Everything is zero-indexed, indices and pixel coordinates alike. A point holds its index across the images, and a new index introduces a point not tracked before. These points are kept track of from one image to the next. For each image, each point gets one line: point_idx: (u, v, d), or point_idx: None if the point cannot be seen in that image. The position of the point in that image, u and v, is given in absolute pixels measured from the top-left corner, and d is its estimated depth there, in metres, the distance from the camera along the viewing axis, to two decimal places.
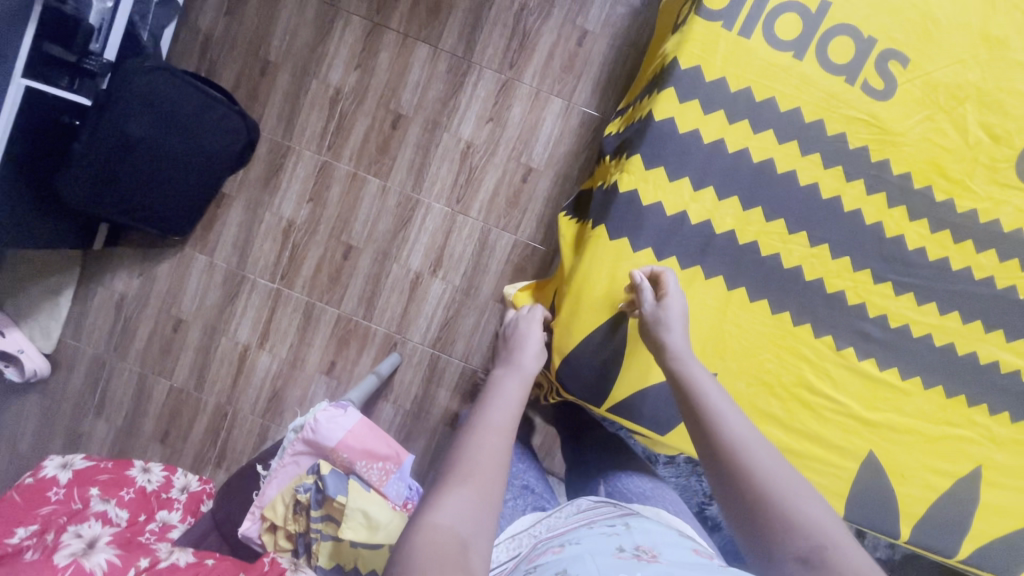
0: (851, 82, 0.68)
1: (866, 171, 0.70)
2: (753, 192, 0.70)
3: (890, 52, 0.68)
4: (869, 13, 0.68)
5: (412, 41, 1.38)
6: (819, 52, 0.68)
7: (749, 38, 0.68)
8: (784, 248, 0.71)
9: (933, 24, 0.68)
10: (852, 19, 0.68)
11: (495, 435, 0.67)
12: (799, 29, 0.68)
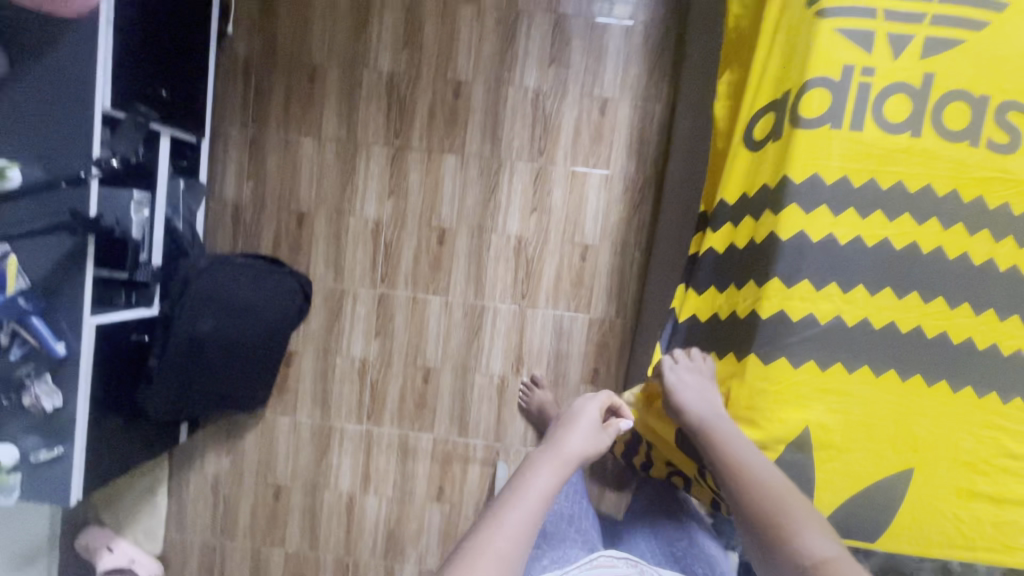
0: (976, 144, 0.66)
1: (1013, 227, 0.67)
2: (905, 277, 0.67)
3: (1007, 103, 0.65)
4: (978, 70, 0.65)
5: (438, 155, 1.38)
6: (934, 124, 0.66)
7: (860, 131, 0.66)
8: (949, 324, 0.68)
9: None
10: (961, 82, 0.65)
11: (518, 507, 0.63)
12: (907, 108, 0.66)
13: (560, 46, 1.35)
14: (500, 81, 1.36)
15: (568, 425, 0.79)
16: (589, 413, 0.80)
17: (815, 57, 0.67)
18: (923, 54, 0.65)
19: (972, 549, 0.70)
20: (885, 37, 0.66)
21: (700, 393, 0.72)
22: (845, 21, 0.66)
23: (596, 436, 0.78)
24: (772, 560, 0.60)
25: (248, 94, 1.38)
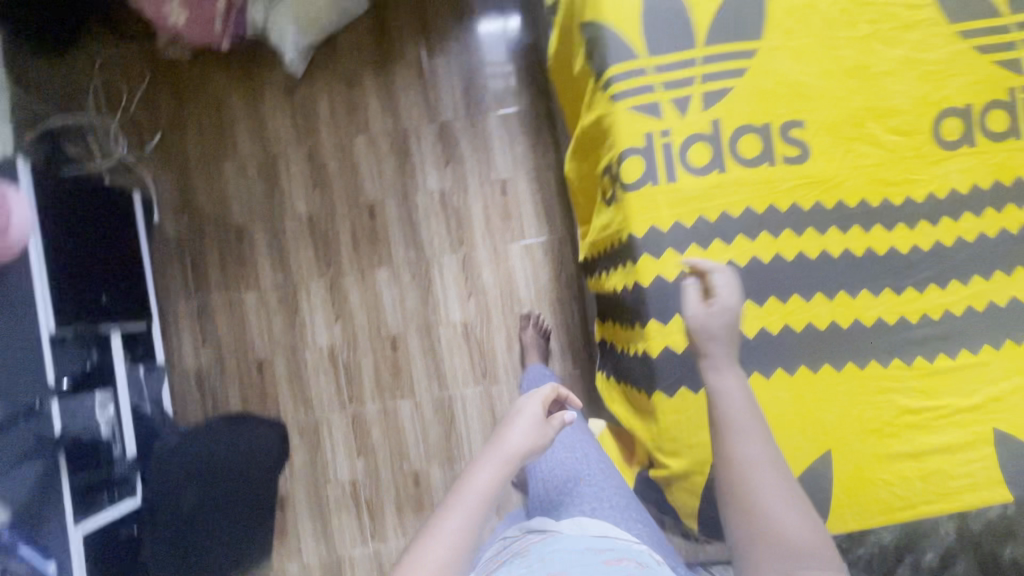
0: (773, 163, 0.77)
1: (831, 219, 0.77)
2: (759, 288, 0.77)
3: (785, 123, 0.77)
4: (752, 105, 0.77)
5: (370, 272, 1.48)
6: (733, 158, 0.77)
7: (676, 180, 0.77)
8: (811, 316, 0.77)
9: (802, 83, 0.78)
10: (742, 119, 0.77)
11: (456, 515, 0.63)
12: (706, 151, 0.77)
13: (450, 147, 1.50)
14: (406, 192, 1.49)
15: (509, 425, 0.76)
16: (528, 410, 0.77)
17: (620, 132, 0.78)
18: (704, 105, 0.77)
19: (908, 507, 0.75)
20: (669, 101, 0.78)
21: (716, 326, 0.72)
22: (633, 98, 0.78)
23: (534, 429, 0.75)
24: (752, 540, 0.65)
25: (185, 270, 1.49)
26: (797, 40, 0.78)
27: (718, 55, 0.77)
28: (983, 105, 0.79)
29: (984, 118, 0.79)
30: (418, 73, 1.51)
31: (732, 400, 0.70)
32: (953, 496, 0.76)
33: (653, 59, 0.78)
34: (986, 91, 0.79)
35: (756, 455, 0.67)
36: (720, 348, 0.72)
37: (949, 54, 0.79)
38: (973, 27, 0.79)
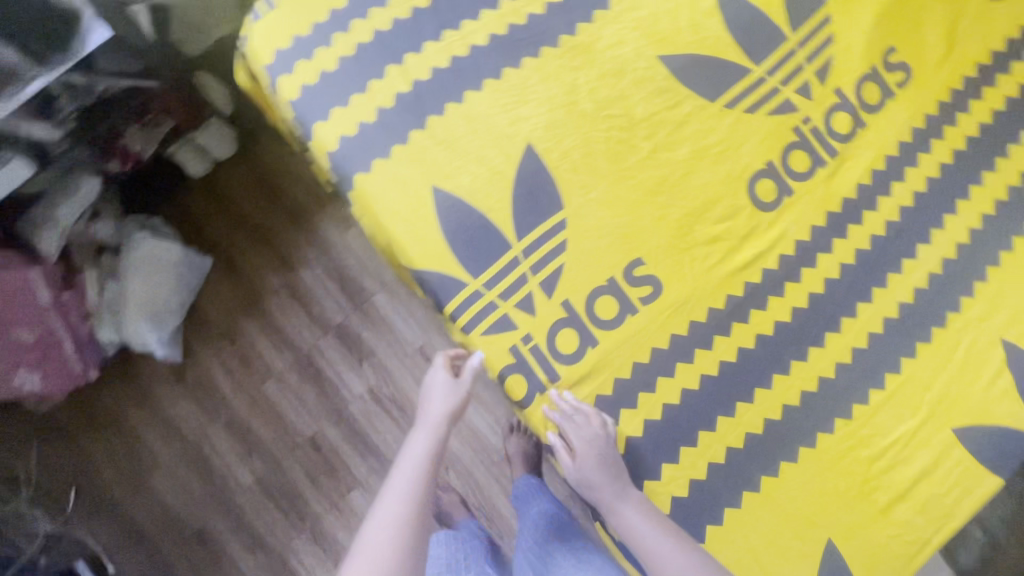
0: (634, 312, 0.77)
1: (712, 328, 0.78)
2: (687, 429, 0.76)
3: (627, 269, 0.78)
4: (588, 270, 0.78)
5: (344, 502, 1.40)
6: (601, 325, 0.77)
7: (561, 377, 0.76)
8: (745, 426, 0.76)
9: (617, 228, 0.79)
10: (587, 288, 0.77)
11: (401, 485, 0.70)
12: (572, 334, 0.76)
13: (356, 344, 1.45)
14: (337, 407, 1.43)
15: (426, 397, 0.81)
16: (436, 375, 0.81)
17: (490, 358, 0.76)
18: (548, 294, 0.77)
19: (924, 545, 0.76)
20: (515, 308, 0.76)
21: (595, 471, 0.71)
22: (482, 322, 0.76)
23: (453, 396, 0.79)
24: None
25: None
26: (596, 190, 0.80)
27: (534, 243, 0.78)
28: (780, 152, 0.83)
29: (787, 161, 0.83)
30: (289, 294, 1.46)
31: (633, 525, 0.68)
32: (954, 512, 0.77)
33: (480, 279, 0.77)
34: (776, 141, 0.83)
35: (676, 557, 0.64)
36: (610, 488, 0.70)
37: (729, 127, 0.82)
38: (734, 94, 0.83)
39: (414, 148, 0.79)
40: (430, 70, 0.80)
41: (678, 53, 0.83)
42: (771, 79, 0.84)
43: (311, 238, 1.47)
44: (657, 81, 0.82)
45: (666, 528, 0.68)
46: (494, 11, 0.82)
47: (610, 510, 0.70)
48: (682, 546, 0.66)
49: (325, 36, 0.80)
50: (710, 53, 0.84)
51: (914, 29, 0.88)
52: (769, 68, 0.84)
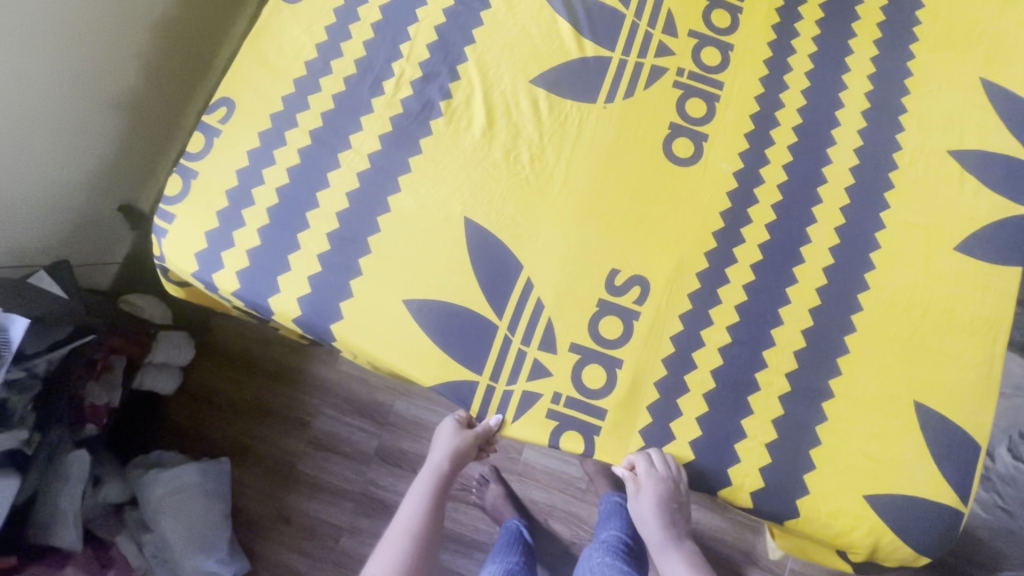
0: (637, 316, 0.78)
1: (711, 279, 0.79)
2: (745, 379, 0.76)
3: (607, 285, 0.78)
4: (575, 306, 0.78)
5: None
6: (613, 348, 0.77)
7: (606, 412, 0.75)
8: (790, 347, 0.77)
9: (579, 249, 0.79)
10: (584, 322, 0.77)
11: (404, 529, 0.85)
12: (597, 368, 0.76)
13: (402, 458, 1.40)
14: None
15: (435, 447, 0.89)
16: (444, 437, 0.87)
17: (537, 434, 0.76)
18: (552, 351, 0.76)
19: (992, 357, 0.79)
20: (529, 381, 0.76)
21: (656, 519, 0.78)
22: (510, 410, 0.76)
23: (449, 455, 0.86)
24: None
25: None
26: (543, 229, 0.80)
27: (515, 313, 0.77)
28: (677, 112, 0.85)
29: (686, 113, 0.85)
30: (316, 449, 1.41)
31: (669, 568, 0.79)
32: (996, 317, 0.80)
33: (486, 372, 0.76)
34: (666, 106, 0.85)
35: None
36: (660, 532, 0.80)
37: (620, 120, 0.84)
38: (608, 90, 0.86)
39: (369, 272, 0.78)
40: (345, 195, 0.80)
41: (544, 72, 0.86)
42: (630, 58, 0.87)
43: (309, 390, 1.43)
44: (539, 109, 0.85)
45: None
46: (372, 114, 0.84)
47: (658, 549, 0.80)
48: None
49: (234, 218, 0.79)
50: (566, 63, 0.86)
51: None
52: (623, 48, 0.87)
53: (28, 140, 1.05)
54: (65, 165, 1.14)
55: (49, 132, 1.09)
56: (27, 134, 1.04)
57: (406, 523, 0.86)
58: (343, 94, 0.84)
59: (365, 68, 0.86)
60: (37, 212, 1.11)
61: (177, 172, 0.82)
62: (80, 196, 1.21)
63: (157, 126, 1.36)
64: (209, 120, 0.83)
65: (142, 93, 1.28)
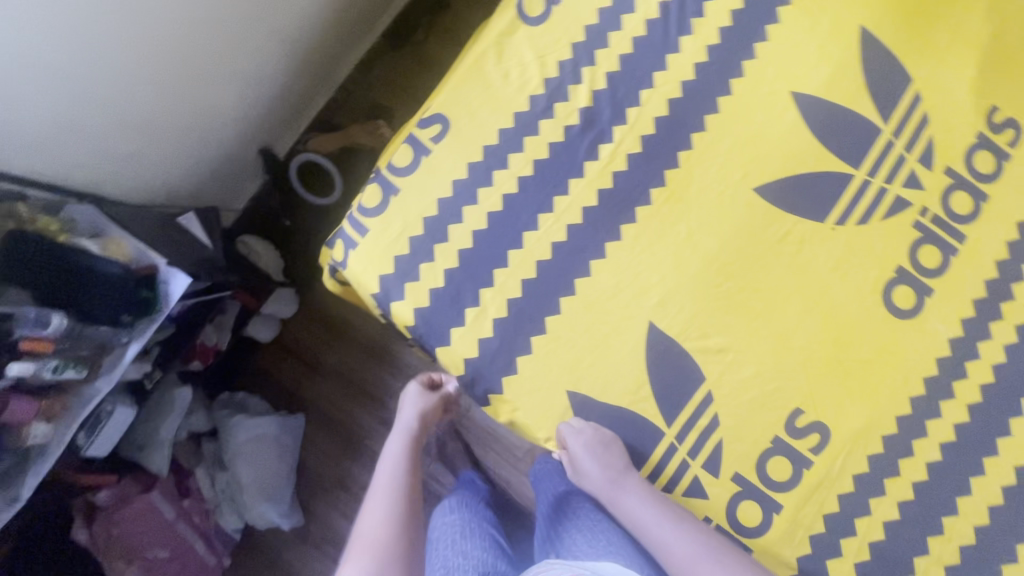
0: (809, 465, 0.73)
1: (896, 447, 0.74)
2: (901, 560, 0.73)
3: (788, 423, 0.74)
4: (749, 435, 0.74)
5: None
6: (777, 489, 0.73)
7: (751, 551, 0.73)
8: (957, 541, 0.73)
9: (768, 377, 0.75)
10: (753, 455, 0.74)
11: (383, 492, 0.85)
12: (753, 506, 0.73)
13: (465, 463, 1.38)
14: None
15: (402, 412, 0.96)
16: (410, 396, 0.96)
17: None
18: (713, 474, 0.74)
19: None
20: (683, 495, 0.74)
21: (596, 473, 0.71)
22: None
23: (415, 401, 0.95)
24: None
25: None
26: (735, 347, 0.75)
27: (686, 425, 0.74)
28: (909, 256, 0.78)
29: (916, 260, 0.78)
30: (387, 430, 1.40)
31: (636, 514, 0.70)
32: None
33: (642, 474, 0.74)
34: (898, 244, 0.78)
35: (680, 542, 0.67)
36: (605, 478, 0.72)
37: (845, 249, 0.77)
38: (843, 208, 0.78)
39: (544, 347, 0.75)
40: (538, 261, 0.77)
41: (778, 180, 0.78)
42: (875, 180, 0.79)
43: (393, 368, 1.42)
44: (763, 213, 0.77)
45: (665, 512, 0.70)
46: (583, 178, 0.78)
47: (611, 500, 0.72)
48: (676, 523, 0.69)
49: (423, 252, 0.77)
50: (809, 169, 0.78)
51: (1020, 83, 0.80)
52: (870, 168, 0.79)
53: (197, 104, 1.04)
54: (221, 124, 1.13)
55: (216, 98, 1.08)
56: (204, 81, 1.03)
57: (389, 479, 0.87)
58: (559, 146, 0.79)
59: (586, 122, 0.79)
60: (187, 157, 1.09)
61: (378, 184, 0.79)
62: (223, 155, 1.19)
63: (301, 102, 1.34)
64: (420, 135, 0.80)
65: (301, 67, 1.26)
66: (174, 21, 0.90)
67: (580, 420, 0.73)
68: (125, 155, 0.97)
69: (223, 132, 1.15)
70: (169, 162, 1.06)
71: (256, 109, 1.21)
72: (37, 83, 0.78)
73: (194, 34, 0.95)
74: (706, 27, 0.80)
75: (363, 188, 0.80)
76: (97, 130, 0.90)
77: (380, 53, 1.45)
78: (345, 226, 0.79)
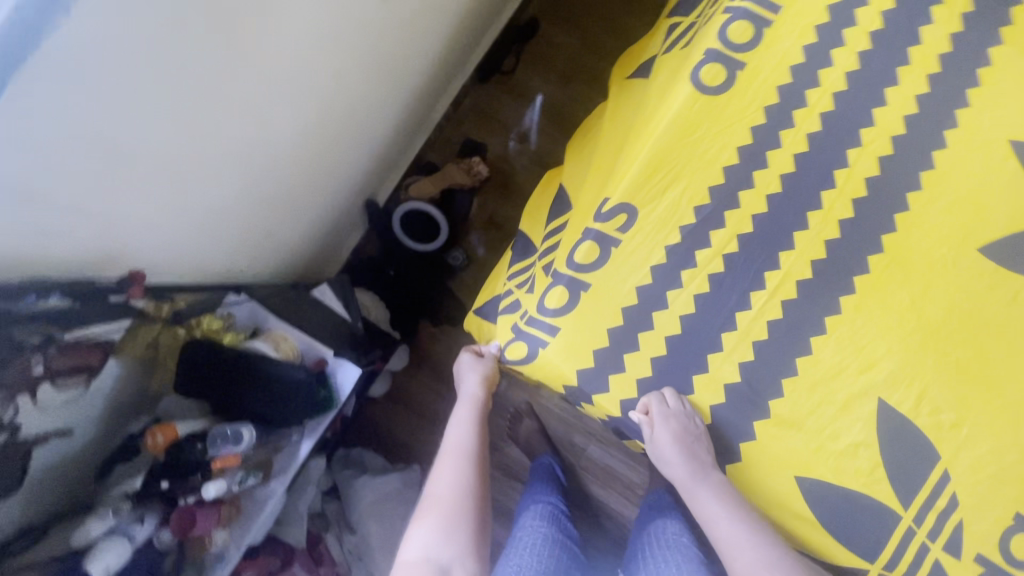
0: None
1: None
2: None
3: None
4: (991, 514, 0.71)
5: None
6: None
7: None
8: None
9: (1008, 450, 0.71)
10: (996, 534, 0.71)
11: (449, 464, 0.75)
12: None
13: (584, 503, 1.28)
14: None
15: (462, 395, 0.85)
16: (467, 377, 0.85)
17: None
18: (956, 555, 0.71)
19: None
20: None
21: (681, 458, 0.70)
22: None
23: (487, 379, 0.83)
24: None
25: None
26: (967, 421, 0.72)
27: (924, 507, 0.71)
28: None
29: None
30: (505, 477, 1.33)
31: (706, 509, 0.69)
32: None
33: (878, 561, 0.72)
34: None
35: (747, 550, 0.65)
36: (686, 469, 0.71)
37: None
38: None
39: (767, 434, 0.72)
40: (754, 343, 0.72)
41: (1000, 238, 0.73)
42: None
43: (501, 412, 1.34)
44: (987, 276, 0.73)
45: (740, 515, 0.68)
46: (794, 250, 0.73)
47: (685, 488, 0.72)
48: (745, 528, 0.66)
49: (629, 342, 0.72)
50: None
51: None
52: None
53: (321, 180, 0.97)
54: (334, 192, 1.06)
55: (336, 169, 1.01)
56: (331, 157, 0.96)
57: (460, 439, 0.79)
58: (765, 216, 0.73)
59: (792, 187, 0.73)
60: (306, 231, 1.03)
61: (564, 286, 0.73)
62: (332, 220, 1.12)
63: (397, 153, 1.27)
64: (605, 229, 0.73)
65: (404, 120, 1.19)
66: (325, 92, 0.82)
67: (679, 398, 0.71)
68: (266, 235, 0.89)
69: (335, 199, 1.08)
70: (294, 241, 0.99)
71: (363, 170, 1.14)
72: (215, 185, 0.70)
73: (337, 99, 0.87)
74: (911, 75, 0.74)
75: (546, 289, 0.74)
76: (246, 223, 0.81)
77: (468, 86, 1.40)
78: (533, 327, 0.74)
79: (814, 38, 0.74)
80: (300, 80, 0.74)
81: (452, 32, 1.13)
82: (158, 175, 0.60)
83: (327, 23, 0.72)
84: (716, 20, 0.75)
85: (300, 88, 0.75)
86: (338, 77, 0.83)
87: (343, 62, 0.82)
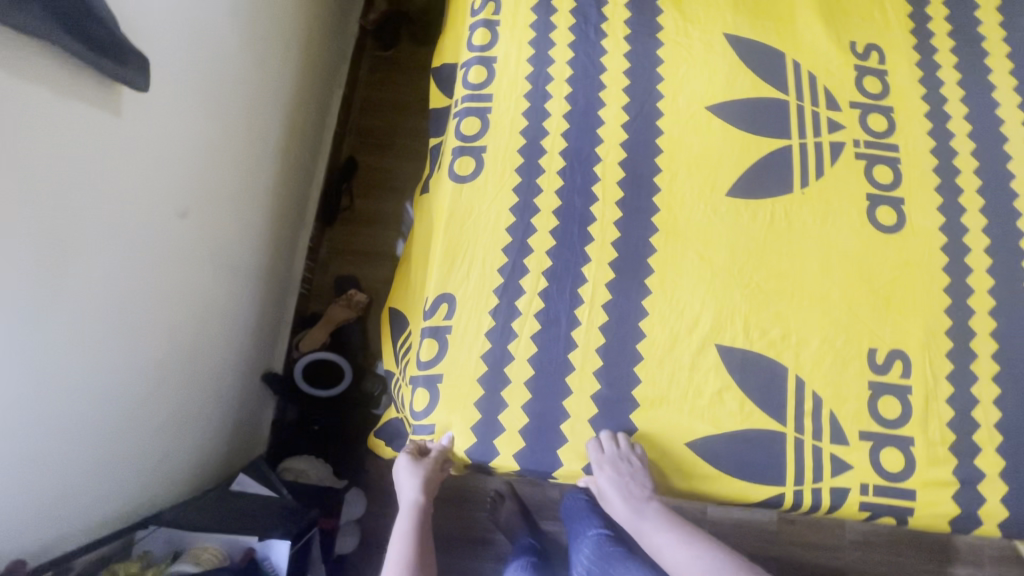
0: (910, 389, 0.80)
1: (958, 335, 0.82)
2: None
3: (873, 366, 0.81)
4: (851, 393, 0.80)
5: None
6: (900, 422, 0.79)
7: (913, 488, 0.78)
8: None
9: (834, 336, 0.82)
10: (864, 408, 0.79)
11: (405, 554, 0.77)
12: (893, 451, 0.78)
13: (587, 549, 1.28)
14: None
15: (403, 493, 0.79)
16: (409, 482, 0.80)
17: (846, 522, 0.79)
18: (844, 442, 0.78)
19: None
20: (833, 475, 0.78)
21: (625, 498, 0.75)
22: (821, 507, 0.78)
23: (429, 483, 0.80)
24: None
25: None
26: (793, 328, 0.82)
27: (797, 415, 0.79)
28: (869, 181, 0.89)
29: (877, 181, 0.89)
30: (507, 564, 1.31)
31: (656, 542, 0.73)
32: None
33: (788, 478, 0.78)
34: (857, 178, 0.89)
35: (694, 563, 0.68)
36: (629, 509, 0.76)
37: (822, 202, 0.87)
38: (800, 174, 0.89)
39: (644, 420, 0.79)
40: (597, 349, 0.81)
41: (738, 180, 0.88)
42: (808, 139, 0.90)
43: (479, 505, 1.33)
44: (744, 210, 0.87)
45: (687, 537, 0.72)
46: (591, 261, 0.84)
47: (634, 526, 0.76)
48: (689, 545, 0.70)
49: (497, 399, 0.80)
50: (758, 158, 0.89)
51: (858, 17, 0.97)
52: (799, 132, 0.90)
53: (200, 380, 1.02)
54: (223, 383, 1.10)
55: (213, 362, 1.06)
56: (199, 356, 1.01)
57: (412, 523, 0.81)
58: (556, 246, 0.85)
59: (566, 215, 0.86)
60: (206, 432, 1.05)
61: (423, 386, 0.81)
62: (233, 408, 1.15)
63: (275, 320, 1.34)
64: (435, 324, 0.83)
65: (267, 290, 1.27)
66: (160, 309, 0.89)
67: (623, 441, 0.78)
68: (162, 458, 0.93)
69: (227, 389, 1.12)
70: (195, 447, 1.02)
71: (246, 349, 1.19)
72: (72, 446, 0.74)
73: (179, 311, 0.94)
74: (612, 94, 0.91)
75: (410, 394, 0.82)
76: (125, 457, 0.84)
77: (320, 233, 1.50)
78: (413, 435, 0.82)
79: (528, 104, 0.91)
80: (126, 314, 0.81)
81: (276, 200, 1.25)
82: (6, 466, 0.64)
83: (132, 266, 0.81)
84: (450, 132, 0.92)
85: (128, 319, 0.81)
86: (171, 297, 0.91)
87: (167, 278, 0.89)
